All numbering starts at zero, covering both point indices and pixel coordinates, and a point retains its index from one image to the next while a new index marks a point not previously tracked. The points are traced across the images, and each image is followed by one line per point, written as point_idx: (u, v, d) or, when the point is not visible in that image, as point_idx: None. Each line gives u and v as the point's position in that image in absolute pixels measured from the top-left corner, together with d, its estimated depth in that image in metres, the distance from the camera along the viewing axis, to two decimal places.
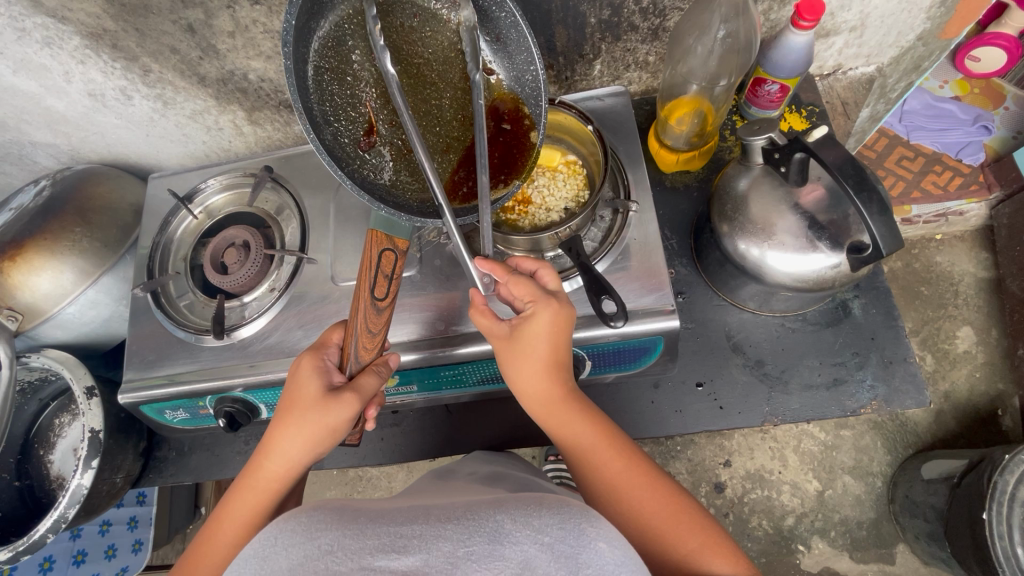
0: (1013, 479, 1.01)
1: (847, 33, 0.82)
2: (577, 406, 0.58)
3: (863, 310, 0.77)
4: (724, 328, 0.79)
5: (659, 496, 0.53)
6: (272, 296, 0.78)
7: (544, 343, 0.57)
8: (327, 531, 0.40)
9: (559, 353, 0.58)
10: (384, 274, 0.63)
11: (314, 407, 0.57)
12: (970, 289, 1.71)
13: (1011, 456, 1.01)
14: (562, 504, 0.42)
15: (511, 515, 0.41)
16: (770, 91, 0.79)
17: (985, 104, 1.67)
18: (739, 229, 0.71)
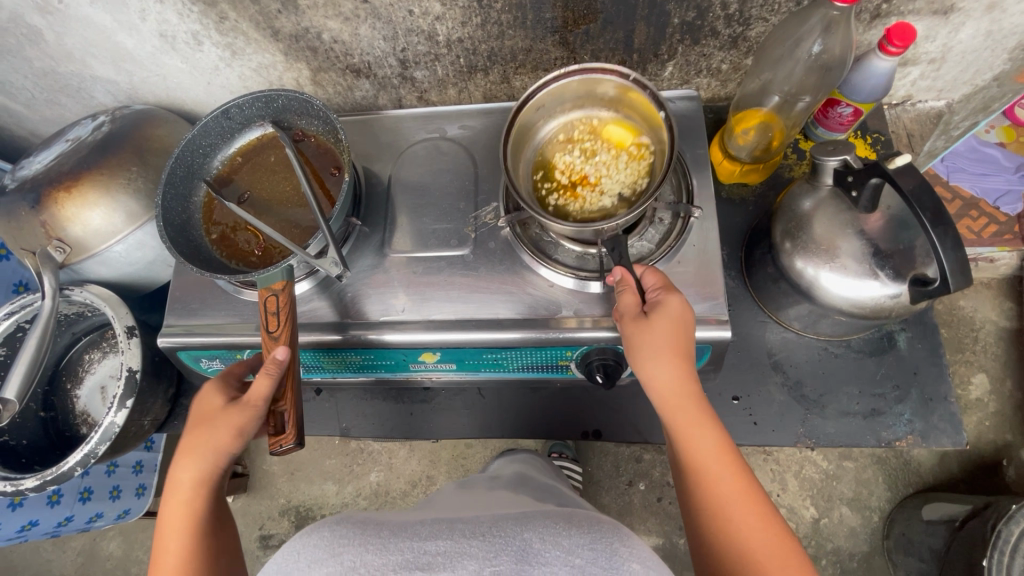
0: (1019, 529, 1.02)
1: (925, 65, 0.81)
2: (703, 407, 0.59)
3: (908, 344, 0.76)
4: (766, 346, 0.79)
5: (759, 519, 0.52)
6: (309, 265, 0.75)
7: (663, 342, 0.59)
8: (349, 547, 0.41)
9: (683, 353, 0.60)
10: (270, 314, 0.64)
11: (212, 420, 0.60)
12: (991, 337, 1.71)
13: (1018, 507, 1.02)
14: (591, 525, 0.44)
15: (539, 535, 0.42)
16: (841, 113, 0.78)
17: None
18: (801, 248, 0.70)
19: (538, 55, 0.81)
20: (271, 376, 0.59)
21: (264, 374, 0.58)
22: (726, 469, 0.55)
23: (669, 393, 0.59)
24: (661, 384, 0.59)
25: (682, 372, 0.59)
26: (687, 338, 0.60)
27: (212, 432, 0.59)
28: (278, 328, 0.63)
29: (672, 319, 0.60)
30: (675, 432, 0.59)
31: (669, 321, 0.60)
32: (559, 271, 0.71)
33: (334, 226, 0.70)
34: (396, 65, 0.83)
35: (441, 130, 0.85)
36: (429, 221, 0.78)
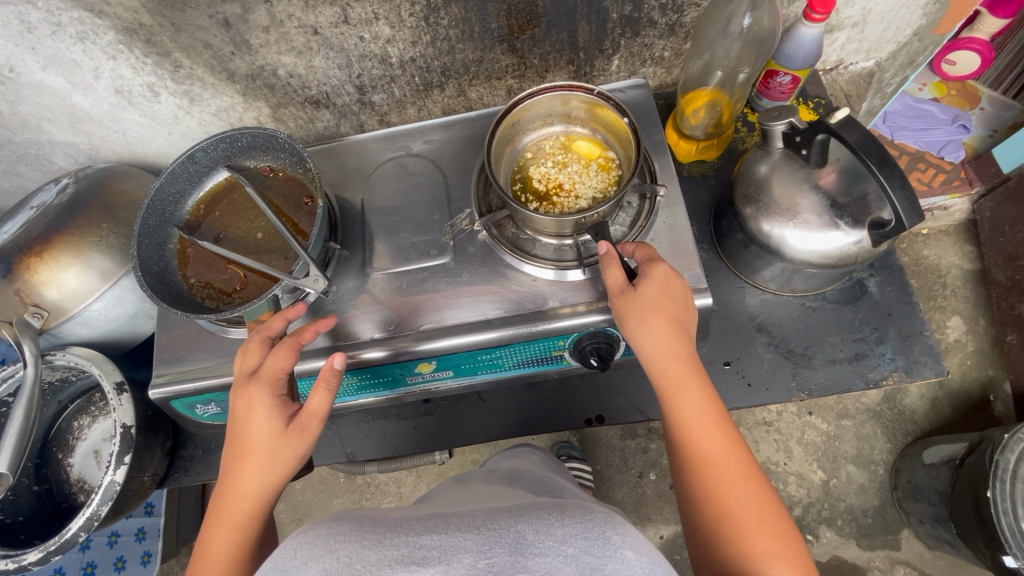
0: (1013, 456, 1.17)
1: (850, 29, 0.87)
2: (691, 370, 0.61)
3: (879, 288, 0.80)
4: (747, 310, 0.81)
5: (745, 479, 0.55)
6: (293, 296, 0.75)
7: (661, 307, 0.62)
8: (345, 543, 0.39)
9: (680, 318, 0.63)
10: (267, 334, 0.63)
11: (270, 443, 0.58)
12: (957, 281, 1.78)
13: (1011, 437, 1.16)
14: (584, 512, 0.41)
15: (533, 525, 0.39)
16: (781, 83, 0.82)
17: (962, 105, 1.76)
18: (763, 211, 0.74)
19: (490, 64, 0.84)
20: (329, 388, 0.61)
21: (324, 388, 0.60)
22: (709, 429, 0.58)
23: (664, 357, 0.61)
24: (651, 351, 0.62)
25: (677, 341, 0.62)
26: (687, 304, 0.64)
27: (274, 457, 0.58)
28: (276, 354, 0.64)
29: (664, 284, 0.63)
30: (662, 392, 0.61)
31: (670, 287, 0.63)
32: (539, 266, 0.73)
33: (315, 252, 0.71)
34: (354, 92, 0.86)
35: (407, 148, 0.87)
36: (407, 235, 0.80)
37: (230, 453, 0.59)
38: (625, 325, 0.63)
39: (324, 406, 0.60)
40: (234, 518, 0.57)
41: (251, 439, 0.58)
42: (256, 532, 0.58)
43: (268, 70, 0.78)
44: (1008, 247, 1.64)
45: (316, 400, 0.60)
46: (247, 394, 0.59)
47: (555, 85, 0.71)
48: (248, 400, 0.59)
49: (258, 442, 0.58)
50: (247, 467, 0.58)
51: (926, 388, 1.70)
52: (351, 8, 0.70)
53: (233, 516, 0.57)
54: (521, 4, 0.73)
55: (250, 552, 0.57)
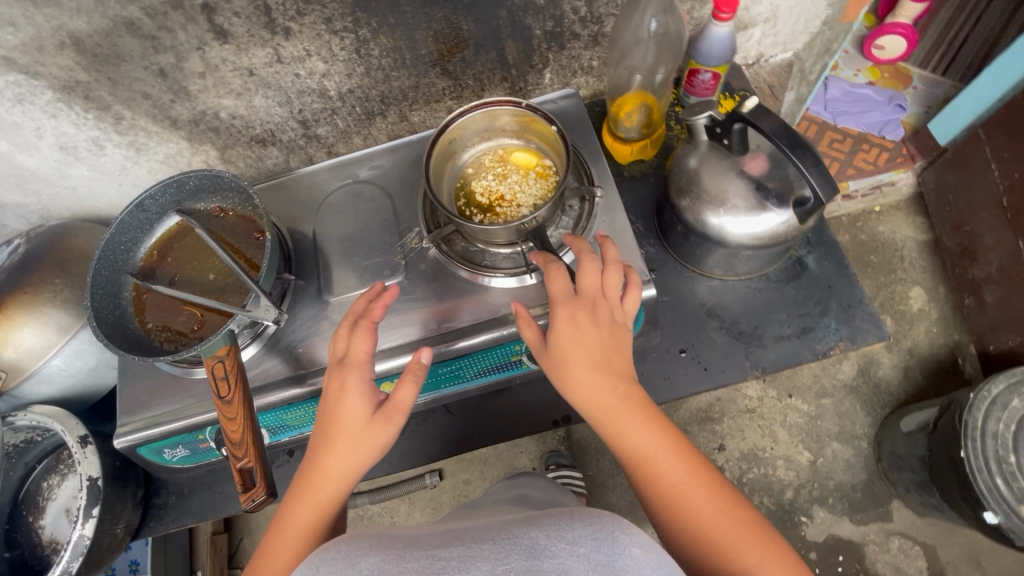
0: (981, 414, 1.25)
1: (762, 25, 0.92)
2: (630, 407, 0.58)
3: (818, 263, 0.84)
4: (697, 297, 0.84)
5: (718, 504, 0.53)
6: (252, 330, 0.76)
7: (586, 349, 0.60)
8: (367, 555, 0.40)
9: (609, 350, 0.60)
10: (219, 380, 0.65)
11: (361, 425, 0.55)
12: (913, 253, 1.86)
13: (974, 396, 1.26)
14: (593, 516, 0.42)
15: (545, 531, 0.41)
16: (704, 80, 0.87)
17: (896, 86, 1.89)
18: (697, 201, 0.77)
19: (426, 88, 0.87)
20: (416, 378, 0.57)
21: (412, 380, 0.57)
22: (667, 464, 0.55)
23: (602, 405, 0.58)
24: (587, 400, 0.59)
25: (610, 383, 0.59)
26: (617, 319, 0.63)
27: (362, 439, 0.54)
28: (230, 392, 0.63)
29: (576, 323, 0.61)
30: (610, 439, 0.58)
31: (592, 316, 0.62)
32: (493, 276, 0.76)
33: (268, 284, 0.73)
34: (298, 127, 0.88)
35: (354, 175, 0.89)
36: (360, 259, 0.81)
37: (319, 434, 0.56)
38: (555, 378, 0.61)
39: (411, 398, 0.57)
40: (314, 499, 0.53)
41: (342, 419, 0.56)
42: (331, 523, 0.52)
43: (209, 114, 0.80)
44: (954, 214, 1.71)
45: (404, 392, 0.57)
46: (342, 379, 0.58)
47: (485, 101, 0.74)
48: (343, 385, 0.58)
49: (350, 423, 0.55)
50: (335, 448, 0.54)
51: (897, 359, 1.75)
52: (283, 48, 0.73)
53: (317, 498, 0.53)
54: (447, 29, 0.77)
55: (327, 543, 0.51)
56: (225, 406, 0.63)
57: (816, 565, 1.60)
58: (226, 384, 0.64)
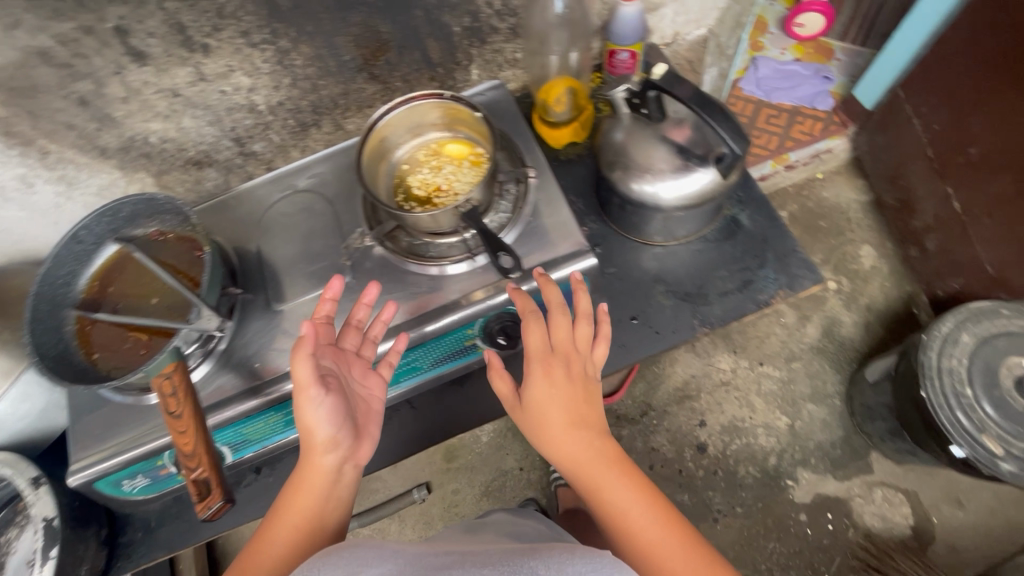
0: (934, 353, 1.31)
1: (672, 4, 0.97)
2: (608, 461, 0.65)
3: (751, 220, 0.87)
4: (642, 265, 0.87)
5: (688, 552, 0.60)
6: (202, 347, 0.76)
7: (562, 408, 0.66)
8: (375, 569, 0.46)
9: (583, 408, 0.67)
10: (167, 395, 0.64)
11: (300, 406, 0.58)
12: (858, 214, 1.95)
13: (927, 337, 1.33)
14: (590, 553, 0.48)
15: (544, 562, 0.47)
16: (622, 60, 0.91)
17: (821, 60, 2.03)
18: (627, 172, 0.80)
19: (356, 94, 0.89)
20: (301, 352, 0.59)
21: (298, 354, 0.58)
22: (641, 515, 0.62)
23: (582, 461, 0.65)
24: (567, 456, 0.65)
25: (586, 438, 0.66)
26: (588, 374, 0.69)
27: (302, 417, 0.58)
28: (180, 406, 0.63)
29: (551, 380, 0.66)
30: (589, 492, 0.65)
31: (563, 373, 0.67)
32: (439, 266, 0.77)
33: (210, 297, 0.73)
34: (232, 145, 0.88)
35: (293, 186, 0.90)
36: (306, 266, 0.82)
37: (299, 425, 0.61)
38: (531, 434, 0.67)
39: (302, 370, 0.58)
40: (297, 489, 0.59)
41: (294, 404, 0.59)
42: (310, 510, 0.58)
43: (139, 139, 0.80)
44: (888, 171, 1.80)
45: (302, 369, 0.58)
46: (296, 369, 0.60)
47: (409, 97, 0.76)
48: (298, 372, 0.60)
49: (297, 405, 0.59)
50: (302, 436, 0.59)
51: (856, 316, 1.82)
52: (204, 65, 0.74)
53: (298, 487, 0.59)
54: (366, 33, 0.79)
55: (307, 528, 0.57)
56: (175, 420, 0.62)
57: (807, 527, 1.63)
58: (173, 398, 0.63)
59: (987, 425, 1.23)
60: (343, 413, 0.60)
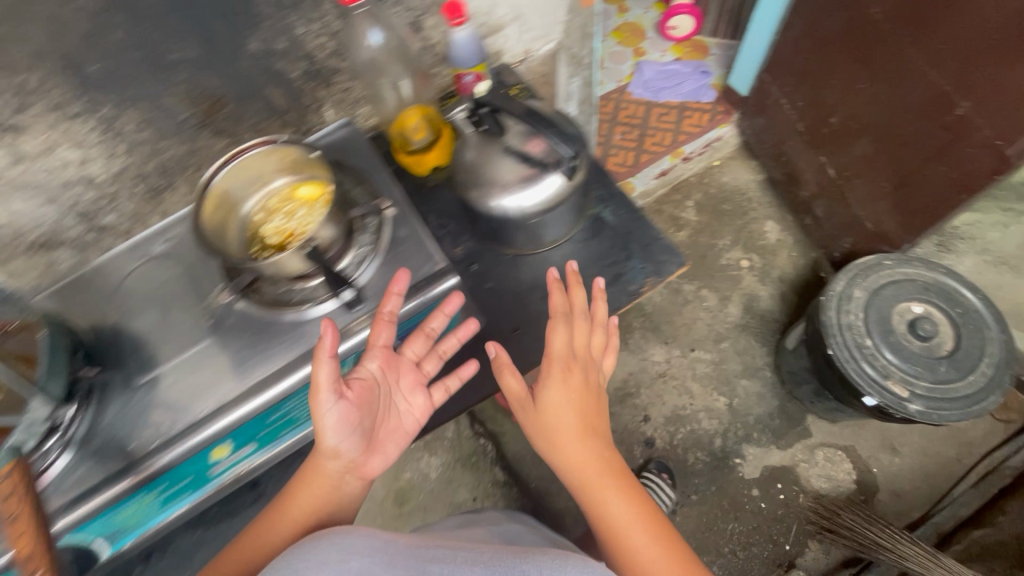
0: (833, 311, 1.37)
1: (514, 25, 1.01)
2: (613, 474, 0.75)
3: (613, 216, 0.91)
4: (518, 275, 0.88)
5: (674, 564, 0.68)
6: (59, 440, 0.71)
7: (574, 413, 0.77)
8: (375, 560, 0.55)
9: (590, 416, 0.78)
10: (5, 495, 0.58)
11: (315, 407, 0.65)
12: (757, 193, 2.06)
13: (825, 299, 1.39)
14: (575, 562, 0.58)
15: (536, 567, 0.56)
16: (470, 83, 0.94)
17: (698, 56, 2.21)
18: (479, 188, 0.81)
19: (207, 150, 0.88)
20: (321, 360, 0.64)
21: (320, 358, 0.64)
22: (635, 524, 0.71)
23: (589, 467, 0.75)
24: (574, 457, 0.75)
25: (595, 447, 0.76)
26: (597, 385, 0.81)
27: (318, 417, 0.65)
28: (16, 508, 0.57)
29: (565, 385, 0.78)
30: (588, 494, 0.74)
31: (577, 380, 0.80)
32: (301, 309, 0.77)
33: (52, 386, 0.69)
34: (80, 220, 0.85)
35: (147, 253, 0.87)
36: (164, 333, 0.79)
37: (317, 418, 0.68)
38: (539, 431, 0.78)
39: (318, 374, 0.64)
40: (317, 481, 0.68)
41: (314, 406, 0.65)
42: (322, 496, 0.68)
43: None
44: (771, 150, 1.91)
45: (322, 374, 0.64)
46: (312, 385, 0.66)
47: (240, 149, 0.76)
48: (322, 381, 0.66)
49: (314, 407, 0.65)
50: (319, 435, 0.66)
51: (771, 288, 1.91)
52: (21, 143, 0.71)
53: (318, 478, 0.68)
54: (199, 90, 0.79)
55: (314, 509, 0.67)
56: (10, 523, 0.56)
57: (761, 501, 1.65)
58: (13, 500, 0.58)
59: (890, 370, 1.30)
60: (353, 421, 0.66)
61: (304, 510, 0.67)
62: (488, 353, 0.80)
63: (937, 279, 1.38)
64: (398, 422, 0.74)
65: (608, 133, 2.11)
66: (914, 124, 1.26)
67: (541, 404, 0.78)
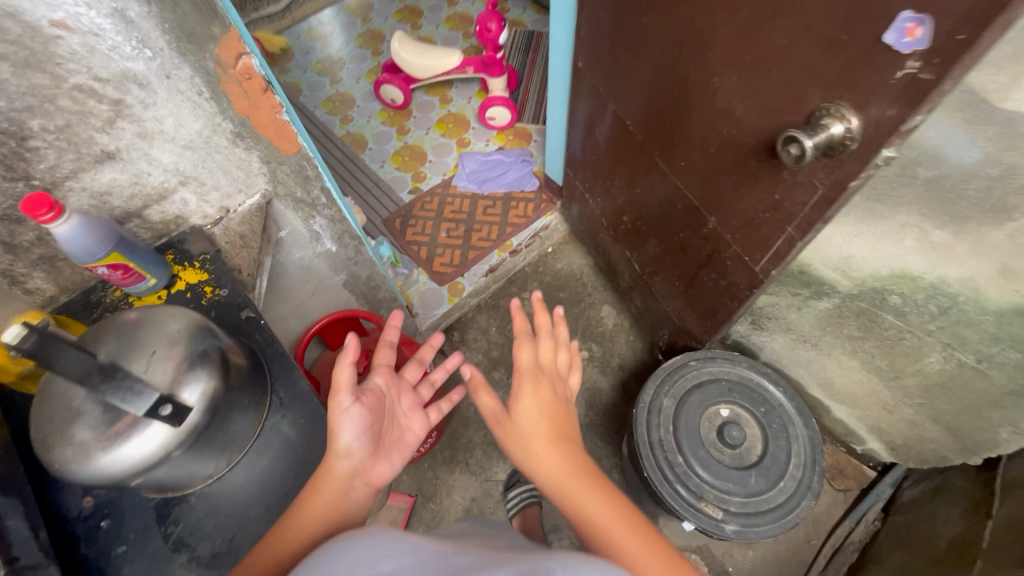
0: (644, 426, 1.29)
1: (188, 187, 0.85)
2: (594, 475, 0.78)
3: (294, 426, 0.74)
4: (160, 529, 0.68)
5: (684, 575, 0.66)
6: None
7: (543, 423, 0.84)
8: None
9: (558, 428, 0.85)
10: None
11: (341, 398, 0.69)
12: (592, 276, 2.00)
13: (633, 414, 1.31)
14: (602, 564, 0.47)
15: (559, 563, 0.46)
16: (108, 273, 0.75)
17: (521, 143, 2.21)
18: (49, 448, 0.59)
19: None
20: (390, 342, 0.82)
21: (347, 362, 0.70)
22: (629, 526, 0.71)
23: (576, 455, 0.81)
24: (548, 459, 0.79)
25: (569, 447, 0.82)
26: (564, 399, 0.91)
27: (344, 416, 0.68)
28: None
29: (535, 397, 0.87)
30: (574, 502, 0.75)
31: (543, 393, 0.88)
32: None
33: None
34: None
35: None
36: None
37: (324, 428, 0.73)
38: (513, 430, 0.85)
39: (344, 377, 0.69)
40: (335, 475, 0.68)
41: (334, 401, 0.69)
42: (328, 508, 0.65)
43: None
44: (592, 238, 1.88)
45: (340, 375, 0.69)
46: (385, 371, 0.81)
47: None
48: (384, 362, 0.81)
49: (337, 398, 0.69)
50: (340, 428, 0.69)
51: (611, 378, 1.83)
52: None
53: (336, 478, 0.68)
54: None
55: (330, 510, 0.65)
56: None
57: None
58: None
59: (703, 489, 1.22)
60: (365, 424, 0.70)
61: (318, 520, 0.64)
62: (464, 370, 0.91)
63: (741, 375, 1.34)
64: (401, 436, 0.79)
65: (433, 233, 2.01)
66: (683, 232, 1.23)
67: (514, 417, 0.85)
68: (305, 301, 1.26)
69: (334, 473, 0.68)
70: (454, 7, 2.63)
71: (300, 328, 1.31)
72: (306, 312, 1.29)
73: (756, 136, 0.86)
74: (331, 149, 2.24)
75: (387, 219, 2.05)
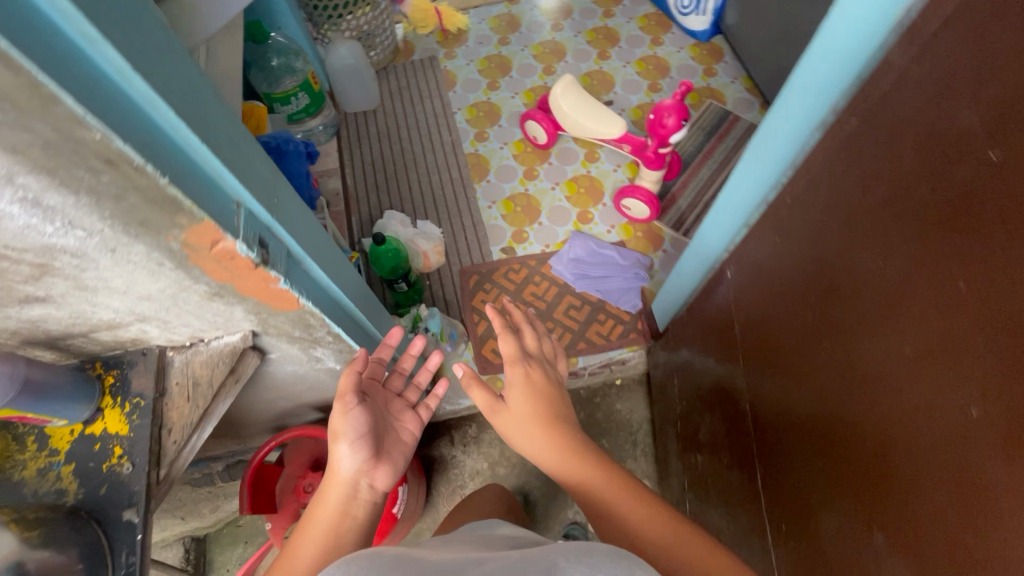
0: None
1: (149, 323, 0.69)
2: (585, 447, 0.82)
3: None
4: None
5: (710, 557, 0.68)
6: None
7: (536, 405, 0.86)
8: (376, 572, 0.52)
9: (555, 409, 0.87)
10: None
11: (341, 399, 0.83)
12: (648, 438, 1.64)
13: None
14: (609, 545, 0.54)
15: (564, 556, 0.53)
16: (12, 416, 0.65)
17: (646, 248, 1.86)
18: None
19: None
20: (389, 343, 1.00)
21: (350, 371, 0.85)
22: (619, 491, 0.76)
23: (554, 430, 0.84)
24: (533, 443, 0.84)
25: (555, 431, 0.84)
26: (557, 382, 0.92)
27: (340, 416, 0.81)
28: None
29: (529, 383, 0.88)
30: (570, 479, 0.79)
31: (536, 378, 0.89)
32: None
33: None
34: None
35: None
36: None
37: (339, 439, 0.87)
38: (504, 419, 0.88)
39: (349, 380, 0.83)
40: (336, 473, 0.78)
41: (335, 408, 0.82)
42: (336, 496, 0.76)
43: None
44: (664, 409, 1.51)
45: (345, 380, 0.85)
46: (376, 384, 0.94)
47: None
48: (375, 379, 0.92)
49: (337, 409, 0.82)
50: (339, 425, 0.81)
51: None
52: None
53: (337, 474, 0.78)
54: None
55: (338, 500, 0.76)
56: None
57: None
58: None
59: None
60: (365, 425, 0.82)
61: (334, 509, 0.75)
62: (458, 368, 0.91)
63: None
64: (398, 438, 0.90)
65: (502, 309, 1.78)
66: (748, 562, 0.88)
67: (510, 404, 0.87)
68: (295, 393, 1.11)
69: (339, 475, 0.78)
70: (653, 50, 2.25)
71: (288, 405, 1.17)
72: (296, 398, 1.14)
73: (908, 478, 0.53)
74: (450, 165, 2.05)
75: (465, 270, 1.85)
